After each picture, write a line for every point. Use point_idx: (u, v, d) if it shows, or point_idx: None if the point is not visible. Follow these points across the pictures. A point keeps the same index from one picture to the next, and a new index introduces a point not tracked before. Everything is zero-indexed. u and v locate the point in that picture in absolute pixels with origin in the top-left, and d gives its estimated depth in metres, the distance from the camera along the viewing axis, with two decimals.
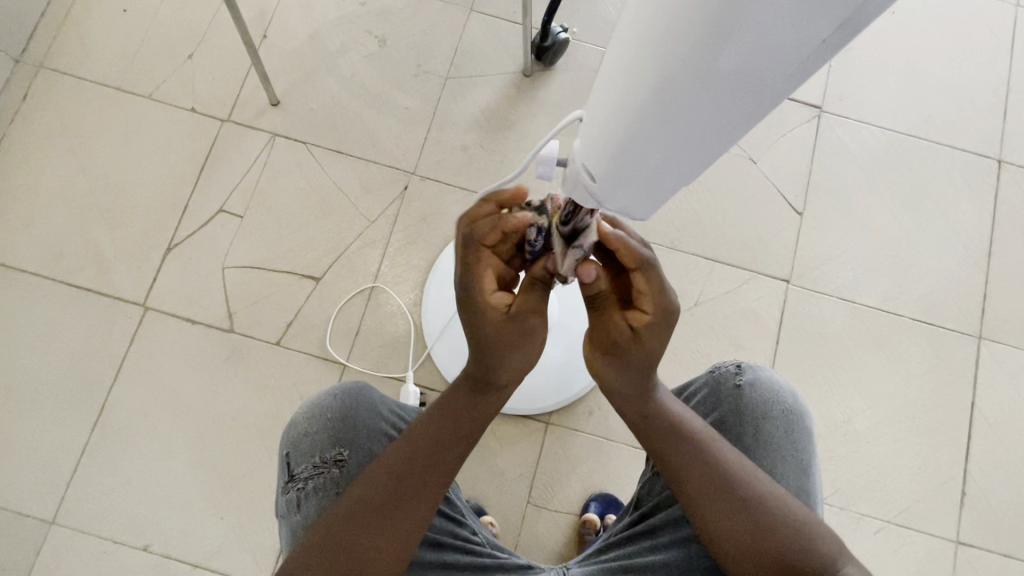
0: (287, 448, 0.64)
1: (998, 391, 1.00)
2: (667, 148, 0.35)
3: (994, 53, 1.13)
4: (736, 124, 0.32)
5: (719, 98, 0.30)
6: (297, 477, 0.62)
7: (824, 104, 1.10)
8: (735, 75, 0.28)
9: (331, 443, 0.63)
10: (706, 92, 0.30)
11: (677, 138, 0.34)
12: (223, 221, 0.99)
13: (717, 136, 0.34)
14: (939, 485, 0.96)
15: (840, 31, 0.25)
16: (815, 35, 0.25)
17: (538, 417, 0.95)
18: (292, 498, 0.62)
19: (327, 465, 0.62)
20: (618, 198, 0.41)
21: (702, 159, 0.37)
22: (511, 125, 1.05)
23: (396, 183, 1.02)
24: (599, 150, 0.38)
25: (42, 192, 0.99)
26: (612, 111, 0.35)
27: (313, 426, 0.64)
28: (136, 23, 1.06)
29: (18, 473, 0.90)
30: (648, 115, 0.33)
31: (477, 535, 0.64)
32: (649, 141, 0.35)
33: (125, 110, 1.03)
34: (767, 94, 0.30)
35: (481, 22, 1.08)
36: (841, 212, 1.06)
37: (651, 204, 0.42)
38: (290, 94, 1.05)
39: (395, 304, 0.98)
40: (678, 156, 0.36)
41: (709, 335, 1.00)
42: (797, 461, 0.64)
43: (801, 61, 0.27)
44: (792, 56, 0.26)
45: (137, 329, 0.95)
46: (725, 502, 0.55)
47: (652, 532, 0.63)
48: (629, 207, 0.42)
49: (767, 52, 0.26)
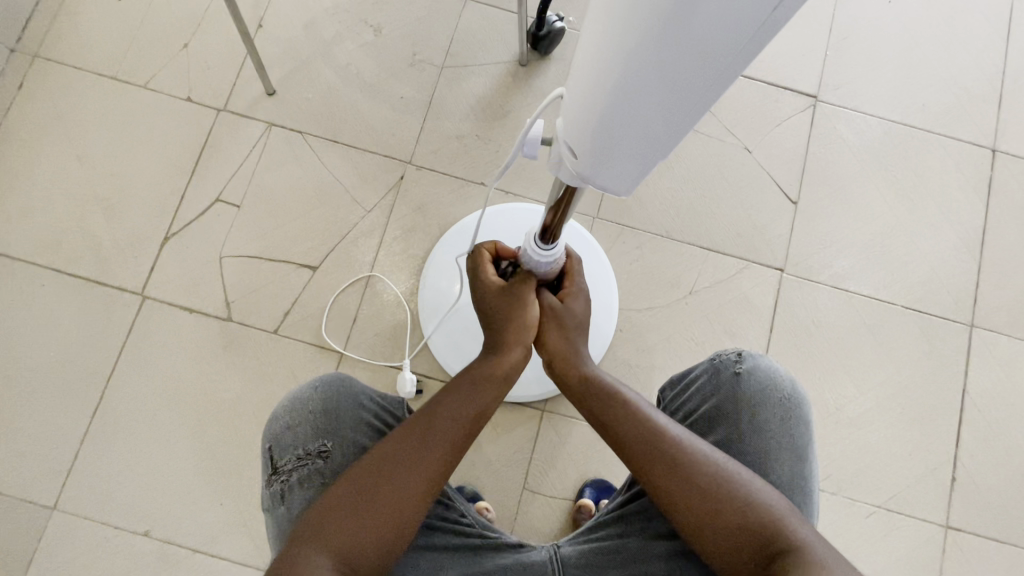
0: (269, 442, 0.64)
1: (990, 378, 1.01)
2: (639, 116, 0.35)
3: (990, 42, 1.13)
4: (705, 94, 0.32)
5: (684, 67, 0.30)
6: (280, 469, 0.63)
7: (819, 93, 1.10)
8: (697, 36, 0.28)
9: (315, 435, 0.64)
10: (671, 58, 0.30)
11: (647, 105, 0.34)
12: (220, 211, 1.00)
13: (687, 107, 0.33)
14: (930, 471, 0.97)
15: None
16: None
17: (533, 404, 0.96)
18: (276, 491, 0.63)
19: (311, 457, 0.63)
20: (598, 175, 0.42)
21: (677, 133, 0.36)
22: (507, 115, 1.05)
23: (391, 173, 1.02)
24: (576, 123, 0.38)
25: (39, 182, 0.99)
26: (587, 77, 0.36)
27: (295, 419, 0.64)
28: (131, 12, 1.06)
29: (19, 460, 0.91)
30: (619, 80, 0.33)
31: (466, 517, 0.64)
32: (621, 108, 0.35)
33: (122, 99, 1.03)
34: (733, 61, 0.29)
35: (477, 11, 1.08)
36: (835, 201, 1.06)
37: (631, 182, 0.42)
38: (286, 83, 1.05)
39: (391, 293, 0.99)
40: (650, 127, 0.36)
41: (703, 323, 1.01)
42: (795, 448, 0.64)
43: (761, 27, 0.27)
44: (751, 20, 0.26)
45: (136, 318, 0.96)
46: (667, 466, 0.56)
47: (645, 512, 0.64)
48: (611, 184, 0.43)
49: (725, 11, 0.26)
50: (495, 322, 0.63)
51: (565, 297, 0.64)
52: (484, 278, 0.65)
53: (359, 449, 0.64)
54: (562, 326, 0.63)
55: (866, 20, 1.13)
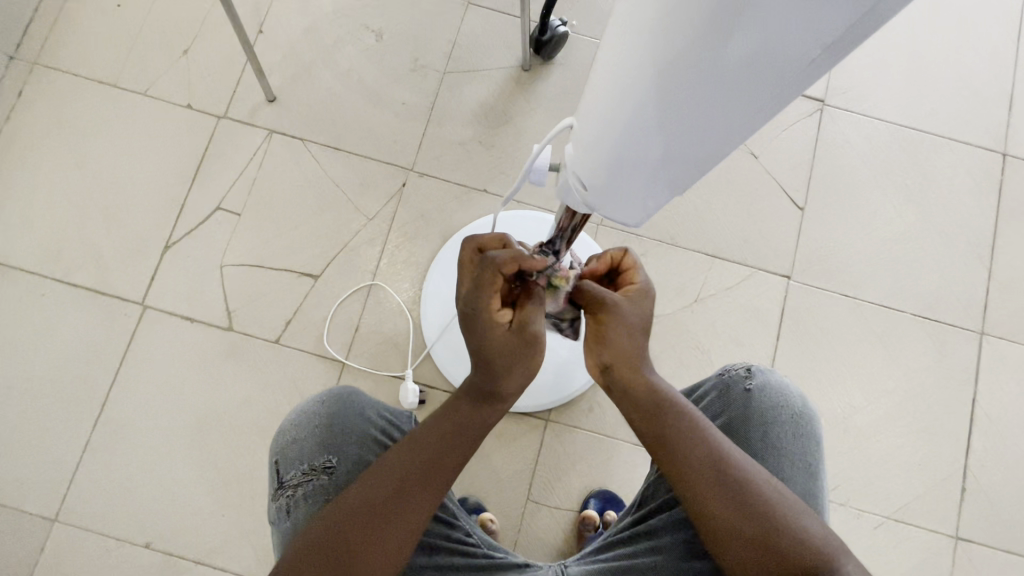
0: (276, 456, 0.64)
1: (1000, 386, 1.00)
2: (663, 151, 0.34)
3: (1000, 44, 1.11)
4: (734, 130, 0.31)
5: (708, 111, 0.30)
6: (286, 484, 0.62)
7: (826, 97, 1.08)
8: (736, 77, 0.27)
9: (319, 450, 0.63)
10: (696, 102, 0.30)
11: (674, 142, 0.33)
12: (221, 219, 0.99)
13: (715, 143, 0.33)
14: (940, 481, 0.96)
15: (835, 49, 0.25)
16: (805, 51, 0.25)
17: (537, 414, 0.95)
18: (282, 506, 0.62)
19: (316, 473, 0.62)
20: (608, 208, 0.41)
21: (699, 167, 0.36)
22: (510, 120, 1.04)
23: (393, 180, 1.01)
24: (589, 158, 0.38)
25: (38, 190, 0.99)
26: (607, 110, 0.34)
27: (300, 434, 0.64)
28: (131, 19, 1.05)
29: (20, 471, 0.91)
30: (645, 116, 0.32)
31: (471, 536, 0.64)
32: (646, 143, 0.34)
33: (122, 107, 1.02)
34: (768, 101, 0.29)
35: (479, 15, 1.07)
36: (842, 207, 1.05)
37: (640, 215, 0.42)
38: (287, 90, 1.04)
39: (394, 302, 0.98)
40: (676, 162, 0.35)
41: (709, 331, 0.99)
42: (806, 466, 0.63)
43: (791, 76, 0.27)
44: (783, 70, 0.26)
45: (136, 327, 0.95)
46: (718, 483, 0.54)
47: (652, 534, 0.62)
48: (619, 217, 0.42)
49: (760, 63, 0.26)
50: (497, 365, 0.55)
51: (629, 292, 0.57)
52: (490, 314, 0.53)
53: (364, 465, 0.63)
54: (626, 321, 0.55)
55: None
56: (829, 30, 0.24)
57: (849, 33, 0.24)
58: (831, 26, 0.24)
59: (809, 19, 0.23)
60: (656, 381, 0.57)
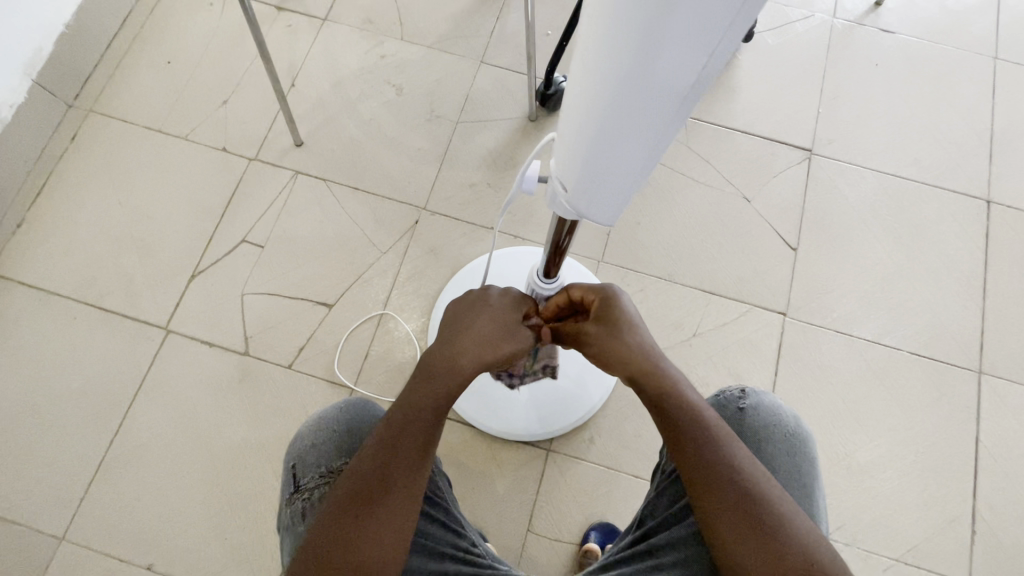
0: (294, 460, 0.67)
1: (1003, 426, 1.00)
2: (628, 127, 0.40)
3: (976, 102, 1.19)
4: (663, 133, 0.40)
5: (637, 113, 0.39)
6: (303, 487, 0.65)
7: (813, 147, 1.15)
8: (665, 68, 0.35)
9: (335, 454, 0.66)
10: (627, 107, 0.39)
11: (635, 118, 0.39)
12: (245, 251, 1.06)
13: (672, 110, 0.38)
14: (948, 523, 0.95)
15: (722, 55, 0.33)
16: (693, 57, 0.33)
17: (538, 444, 0.97)
18: (298, 509, 0.64)
19: (332, 475, 0.65)
20: (585, 205, 0.50)
21: (644, 169, 0.45)
22: (516, 165, 1.12)
23: (407, 217, 1.09)
24: (564, 164, 0.48)
25: (80, 222, 1.07)
26: (572, 125, 0.44)
27: (317, 438, 0.67)
28: (178, 73, 1.17)
29: (33, 489, 0.93)
30: (594, 122, 0.41)
31: (476, 546, 0.65)
32: (599, 149, 0.43)
33: (163, 149, 1.12)
34: (681, 100, 0.37)
35: (491, 73, 1.18)
36: (835, 248, 1.10)
37: (611, 211, 0.50)
38: (313, 136, 1.13)
39: (402, 331, 1.02)
40: (636, 148, 0.42)
41: (708, 366, 1.02)
42: (800, 483, 0.65)
43: (692, 77, 0.35)
44: (681, 75, 0.35)
45: (158, 350, 1.00)
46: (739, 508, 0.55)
47: (653, 552, 0.63)
48: (595, 213, 0.51)
49: (664, 69, 0.35)
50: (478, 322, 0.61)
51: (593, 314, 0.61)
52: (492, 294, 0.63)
53: None
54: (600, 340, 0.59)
55: (857, 80, 1.20)
56: (702, 41, 0.32)
57: (715, 52, 0.33)
58: (703, 37, 0.32)
59: (683, 33, 0.32)
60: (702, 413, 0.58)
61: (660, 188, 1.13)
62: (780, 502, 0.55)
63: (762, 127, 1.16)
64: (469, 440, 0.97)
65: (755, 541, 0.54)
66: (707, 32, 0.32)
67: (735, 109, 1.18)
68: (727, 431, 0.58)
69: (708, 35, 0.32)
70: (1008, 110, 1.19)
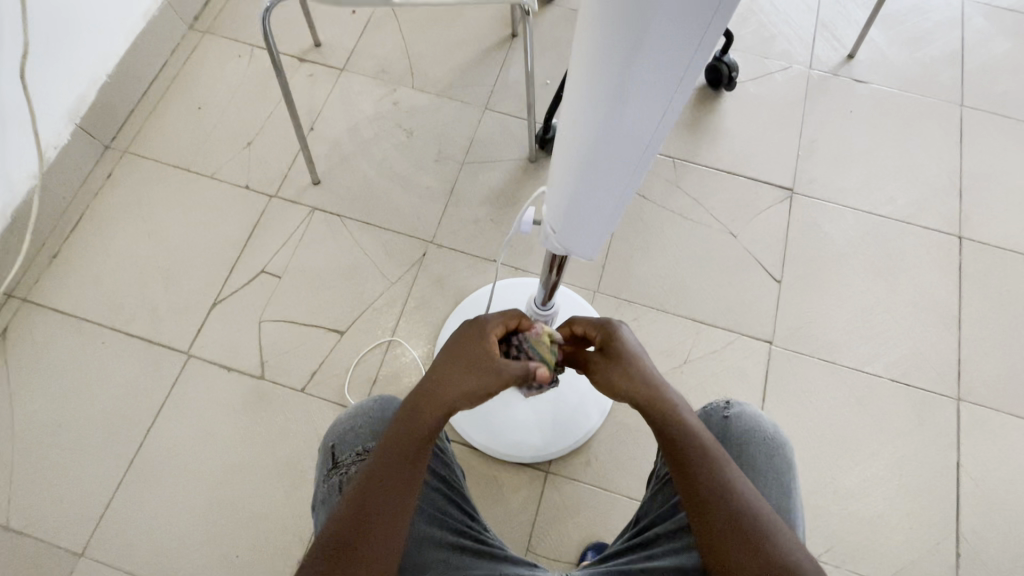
0: (333, 440, 0.72)
1: (983, 451, 1.04)
2: (601, 175, 0.50)
3: (945, 146, 1.28)
4: (629, 179, 0.50)
5: (608, 166, 0.49)
6: (341, 463, 0.70)
7: (795, 187, 1.24)
8: (627, 129, 0.44)
9: (373, 435, 0.71)
10: (599, 161, 0.48)
11: (606, 168, 0.49)
12: (263, 281, 1.13)
13: (636, 162, 0.48)
14: (934, 546, 0.98)
15: (669, 121, 0.43)
16: (646, 123, 0.43)
17: (538, 466, 1.01)
18: (334, 483, 0.69)
19: (368, 454, 0.70)
20: (569, 239, 0.59)
21: (616, 210, 0.54)
22: (517, 203, 1.21)
23: (415, 250, 1.16)
24: (551, 206, 0.57)
25: (111, 253, 1.15)
26: (557, 175, 0.54)
27: (358, 421, 0.72)
28: (207, 118, 1.27)
29: (56, 506, 0.98)
30: (574, 172, 0.51)
31: (489, 533, 0.70)
32: (578, 194, 0.53)
33: (191, 186, 1.21)
34: (641, 154, 0.47)
35: (494, 118, 1.28)
36: (817, 280, 1.16)
37: (592, 244, 0.60)
38: (330, 175, 1.23)
39: (409, 356, 1.08)
40: (608, 193, 0.52)
41: (699, 391, 1.07)
42: (781, 483, 0.69)
43: (648, 136, 0.45)
44: (640, 135, 0.45)
45: (180, 373, 1.06)
46: (728, 524, 0.58)
47: (647, 544, 0.69)
48: (578, 246, 0.60)
49: (625, 132, 0.45)
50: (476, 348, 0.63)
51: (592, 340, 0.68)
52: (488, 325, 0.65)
53: None
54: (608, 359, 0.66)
55: (834, 125, 1.30)
56: (652, 112, 0.42)
57: (663, 119, 0.43)
58: (653, 109, 0.42)
59: (638, 106, 0.42)
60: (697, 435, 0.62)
61: (652, 224, 1.21)
62: (768, 521, 0.58)
63: (746, 167, 1.25)
64: (471, 461, 1.01)
65: (741, 556, 0.57)
66: (654, 105, 0.42)
67: (721, 151, 1.27)
68: (722, 455, 0.62)
69: (654, 107, 0.42)
70: (975, 152, 1.28)
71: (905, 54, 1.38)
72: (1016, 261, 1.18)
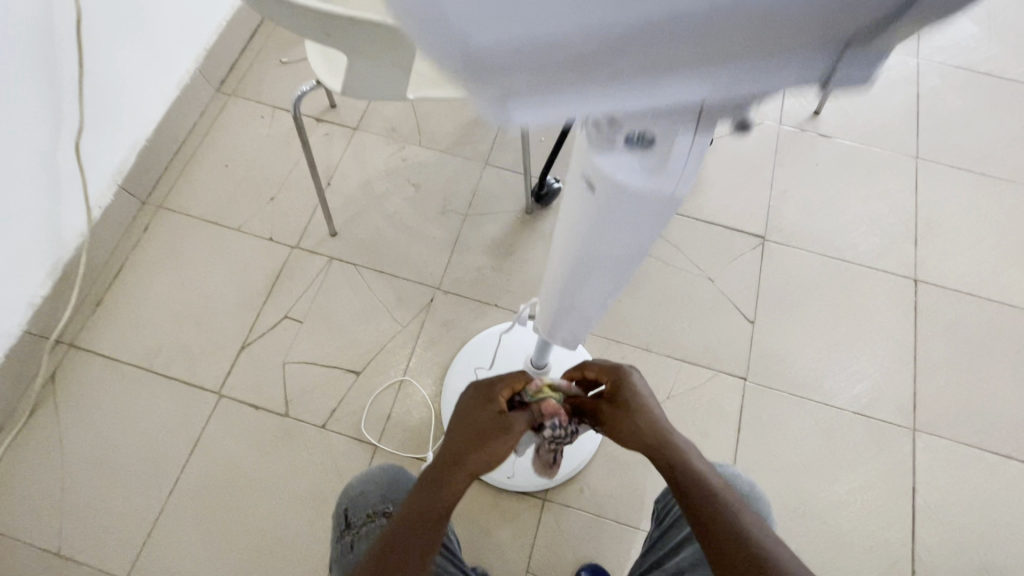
0: (346, 504, 0.84)
1: (936, 477, 1.16)
2: (587, 295, 0.72)
3: (901, 196, 1.42)
4: (606, 297, 0.73)
5: (591, 291, 0.71)
6: (352, 524, 0.82)
7: (766, 235, 1.37)
8: (606, 275, 0.67)
9: (381, 499, 0.83)
10: (585, 289, 0.71)
11: (591, 293, 0.72)
12: (287, 325, 1.26)
13: (609, 289, 0.71)
14: (892, 565, 1.09)
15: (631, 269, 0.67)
16: (618, 271, 0.66)
17: (536, 494, 1.12)
18: (347, 542, 0.80)
19: (377, 515, 0.81)
20: (565, 330, 0.82)
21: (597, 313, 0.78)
22: (515, 252, 1.34)
23: (424, 296, 1.29)
24: (551, 309, 0.79)
25: (148, 301, 1.27)
26: (554, 293, 0.76)
27: (368, 486, 0.84)
28: (234, 175, 1.41)
29: (102, 534, 1.08)
30: (567, 294, 0.73)
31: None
32: (572, 306, 0.75)
33: (219, 238, 1.34)
34: (613, 287, 0.70)
35: (494, 172, 1.41)
36: (787, 321, 1.29)
37: (581, 332, 0.83)
38: (346, 227, 1.35)
39: (419, 394, 1.20)
40: (592, 305, 0.74)
41: (681, 424, 1.19)
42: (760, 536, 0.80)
43: (618, 278, 0.68)
44: (614, 276, 0.68)
45: (212, 411, 1.18)
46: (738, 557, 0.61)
47: None
48: (572, 333, 0.83)
49: (605, 275, 0.67)
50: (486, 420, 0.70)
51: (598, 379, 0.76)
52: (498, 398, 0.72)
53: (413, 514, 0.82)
54: (614, 402, 0.72)
55: (802, 177, 1.44)
56: (621, 266, 0.65)
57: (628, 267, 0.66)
58: (621, 265, 0.65)
59: (610, 265, 0.65)
60: (700, 471, 0.66)
61: (638, 269, 1.34)
62: (777, 553, 0.60)
63: (722, 216, 1.38)
64: (476, 489, 1.12)
65: None
66: (623, 263, 0.65)
67: (699, 202, 1.40)
68: (723, 492, 0.65)
69: (624, 264, 0.65)
70: (930, 200, 1.42)
71: (866, 110, 1.52)
72: (966, 302, 1.31)
